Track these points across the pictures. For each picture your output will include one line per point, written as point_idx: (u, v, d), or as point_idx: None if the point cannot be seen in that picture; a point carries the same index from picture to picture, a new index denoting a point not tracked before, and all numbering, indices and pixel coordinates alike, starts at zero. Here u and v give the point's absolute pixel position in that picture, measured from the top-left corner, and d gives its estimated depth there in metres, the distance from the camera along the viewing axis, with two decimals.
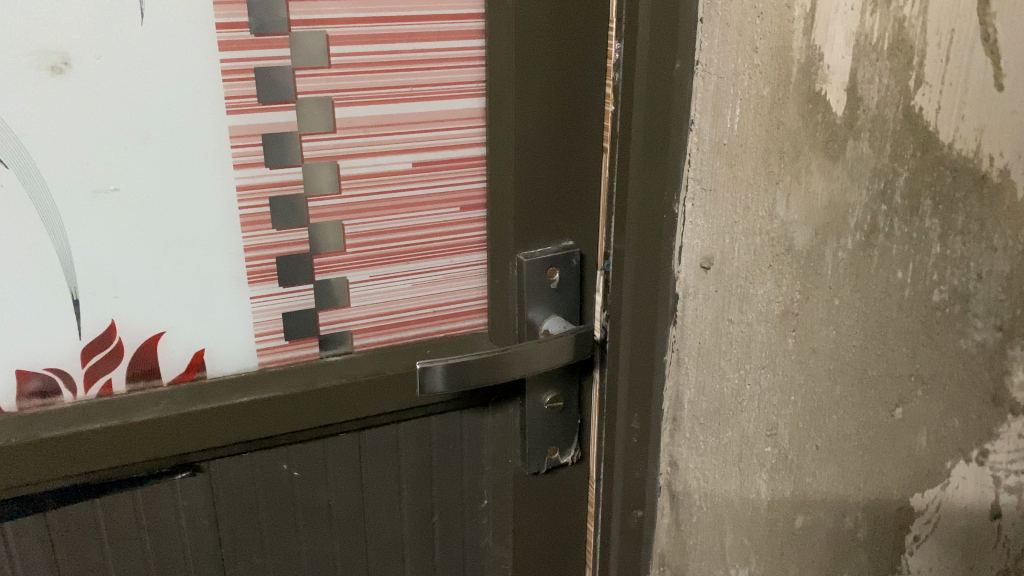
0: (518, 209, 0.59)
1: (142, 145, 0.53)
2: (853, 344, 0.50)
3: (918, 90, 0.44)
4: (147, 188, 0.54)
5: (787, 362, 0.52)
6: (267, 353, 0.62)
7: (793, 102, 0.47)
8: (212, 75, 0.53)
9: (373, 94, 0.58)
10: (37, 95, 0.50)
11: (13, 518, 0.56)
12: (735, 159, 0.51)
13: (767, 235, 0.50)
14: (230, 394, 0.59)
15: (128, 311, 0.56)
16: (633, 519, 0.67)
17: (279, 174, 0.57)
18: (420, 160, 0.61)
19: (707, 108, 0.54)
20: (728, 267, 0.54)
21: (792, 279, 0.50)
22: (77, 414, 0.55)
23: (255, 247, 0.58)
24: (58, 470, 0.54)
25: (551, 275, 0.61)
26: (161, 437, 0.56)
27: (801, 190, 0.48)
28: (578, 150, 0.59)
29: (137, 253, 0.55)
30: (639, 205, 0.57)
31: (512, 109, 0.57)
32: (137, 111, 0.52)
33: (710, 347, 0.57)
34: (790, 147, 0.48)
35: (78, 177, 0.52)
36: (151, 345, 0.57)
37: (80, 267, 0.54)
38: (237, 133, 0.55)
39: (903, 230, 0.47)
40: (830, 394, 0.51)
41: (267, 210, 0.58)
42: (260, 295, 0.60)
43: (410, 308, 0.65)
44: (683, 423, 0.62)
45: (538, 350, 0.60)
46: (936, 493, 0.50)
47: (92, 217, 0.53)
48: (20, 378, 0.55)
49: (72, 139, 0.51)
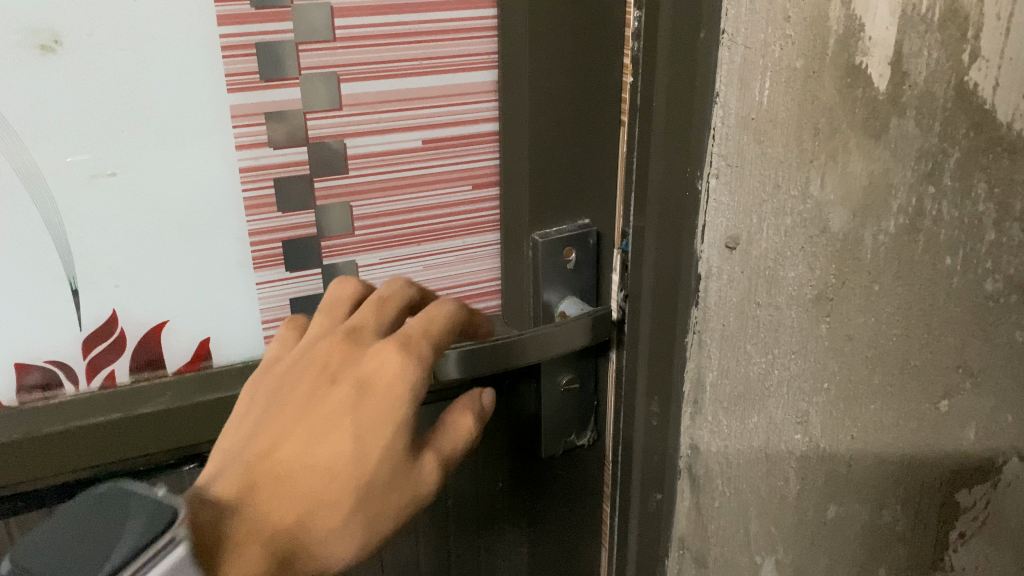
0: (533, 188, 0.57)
1: (140, 126, 0.50)
2: (894, 333, 0.46)
3: (974, 65, 0.40)
4: (147, 172, 0.51)
5: (821, 349, 0.49)
6: (274, 340, 0.60)
7: (829, 75, 0.44)
8: (210, 51, 0.51)
9: (380, 69, 0.55)
10: (27, 75, 0.47)
11: (17, 514, 0.55)
12: (763, 135, 0.49)
13: (801, 218, 0.48)
14: (238, 381, 0.57)
15: (129, 300, 0.54)
16: (651, 502, 0.65)
17: (284, 155, 0.55)
18: (431, 138, 0.59)
19: (733, 81, 0.50)
20: (755, 249, 0.51)
21: (826, 262, 0.47)
22: (81, 408, 0.54)
23: (261, 231, 0.56)
24: (58, 466, 0.52)
25: (568, 255, 0.59)
26: (167, 430, 0.55)
27: (838, 170, 0.45)
28: (595, 125, 0.57)
29: (137, 239, 0.53)
30: (661, 181, 0.54)
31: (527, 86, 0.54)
32: (134, 91, 0.49)
33: (735, 330, 0.55)
34: (826, 125, 0.45)
35: (75, 161, 0.49)
36: (154, 334, 0.56)
37: (79, 255, 0.52)
38: (238, 113, 0.53)
39: (953, 214, 0.43)
40: (868, 383, 0.48)
41: (272, 192, 0.56)
42: (266, 281, 0.58)
43: None
44: (704, 406, 0.60)
45: (559, 336, 0.58)
46: (986, 489, 0.45)
47: (91, 203, 0.51)
48: (19, 371, 0.53)
49: (66, 122, 0.49)
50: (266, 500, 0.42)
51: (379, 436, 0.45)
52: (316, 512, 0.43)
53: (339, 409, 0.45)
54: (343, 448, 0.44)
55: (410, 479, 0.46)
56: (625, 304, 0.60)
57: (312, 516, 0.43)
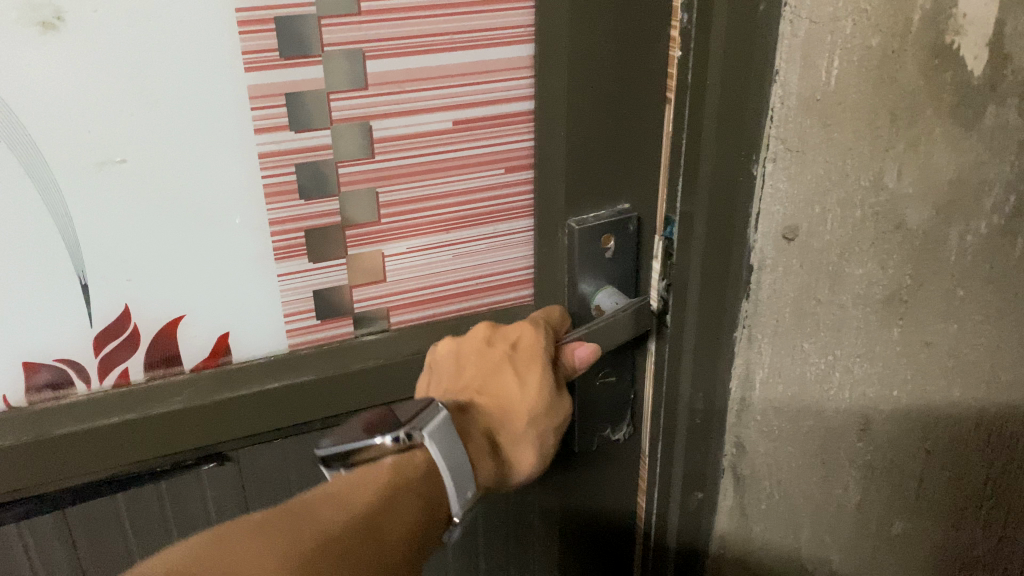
0: (568, 177, 0.52)
1: (152, 110, 0.47)
2: (978, 339, 0.44)
3: None
4: (155, 159, 0.48)
5: (890, 354, 0.46)
6: (296, 333, 0.57)
7: (911, 56, 0.41)
8: (225, 26, 0.46)
9: (410, 44, 0.51)
10: (28, 56, 0.43)
11: (28, 517, 0.54)
12: (830, 119, 0.44)
13: (870, 210, 0.45)
14: (257, 380, 0.55)
15: (142, 294, 0.51)
16: (693, 501, 0.62)
17: (305, 139, 0.51)
18: (462, 118, 0.55)
19: (796, 58, 0.45)
20: (816, 241, 0.48)
21: (902, 261, 0.45)
22: (94, 408, 0.52)
23: (281, 220, 0.53)
24: (72, 467, 0.51)
25: (607, 242, 0.54)
26: (181, 431, 0.53)
27: (919, 160, 0.43)
28: (638, 105, 0.51)
29: (150, 231, 0.49)
30: (715, 166, 0.51)
31: (563, 72, 0.49)
32: (143, 72, 0.46)
33: (790, 326, 0.51)
34: (905, 109, 0.42)
35: (80, 149, 0.46)
36: (170, 329, 0.53)
37: (87, 248, 0.48)
38: (257, 93, 0.49)
39: None
40: (946, 394, 0.45)
41: (293, 178, 0.52)
42: (289, 271, 0.55)
43: (452, 281, 0.60)
44: (752, 405, 0.57)
45: (610, 330, 0.54)
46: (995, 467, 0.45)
47: (98, 193, 0.47)
48: (28, 370, 0.51)
49: (69, 107, 0.45)
50: (464, 427, 0.52)
51: (535, 380, 0.52)
52: (502, 430, 0.53)
53: (503, 362, 0.52)
54: (510, 397, 0.52)
55: (564, 402, 0.54)
56: (666, 295, 0.55)
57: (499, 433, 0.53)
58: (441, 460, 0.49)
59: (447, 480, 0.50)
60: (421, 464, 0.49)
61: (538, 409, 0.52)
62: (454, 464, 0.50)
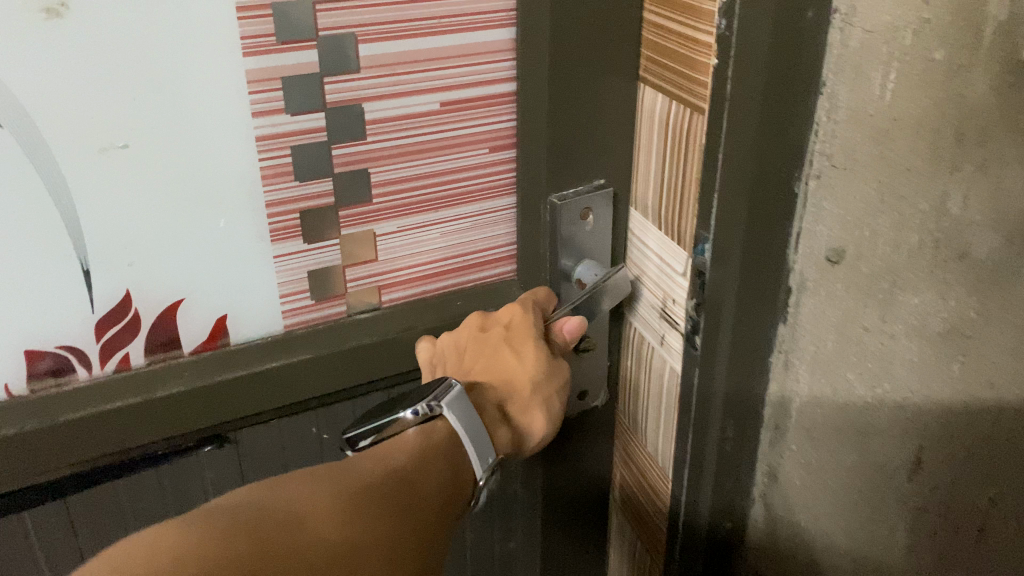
0: (552, 155, 0.62)
1: (153, 95, 0.54)
2: None
3: None
4: (156, 146, 0.56)
5: (947, 391, 0.41)
6: (292, 314, 0.67)
7: (980, 71, 0.36)
8: (225, 21, 0.54)
9: (404, 29, 0.60)
10: (37, 41, 0.50)
11: (37, 503, 0.64)
12: (885, 137, 0.42)
13: (931, 235, 0.40)
14: (256, 361, 0.64)
15: (145, 272, 0.59)
16: (721, 531, 0.60)
17: (300, 121, 0.60)
18: (447, 100, 0.64)
19: (846, 69, 0.44)
20: (867, 266, 0.44)
21: (967, 293, 0.39)
22: (105, 391, 0.61)
23: (279, 202, 0.62)
24: (82, 450, 0.60)
25: (586, 216, 0.64)
26: (178, 411, 0.62)
27: (989, 183, 0.37)
28: (591, 80, 0.59)
29: (153, 225, 0.58)
30: (754, 182, 0.48)
31: (547, 51, 0.58)
32: (145, 69, 0.53)
33: (834, 355, 0.48)
34: (976, 129, 0.37)
35: (87, 132, 0.54)
36: (171, 311, 0.62)
37: (86, 219, 0.56)
38: (256, 77, 0.57)
39: None
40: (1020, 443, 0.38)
41: (290, 160, 0.61)
42: (287, 252, 0.64)
43: (442, 254, 0.70)
44: (788, 433, 0.54)
45: (592, 302, 0.64)
46: None
47: (99, 171, 0.55)
48: (31, 359, 0.59)
49: (77, 99, 0.53)
50: (478, 402, 0.64)
51: (529, 352, 0.63)
52: (510, 401, 0.64)
53: (499, 342, 0.64)
54: (512, 370, 0.64)
55: (562, 370, 0.65)
56: (699, 317, 0.53)
57: (509, 403, 0.64)
58: (460, 425, 0.60)
59: (470, 447, 0.60)
60: (443, 433, 0.60)
61: (536, 375, 0.63)
62: (473, 430, 0.61)
